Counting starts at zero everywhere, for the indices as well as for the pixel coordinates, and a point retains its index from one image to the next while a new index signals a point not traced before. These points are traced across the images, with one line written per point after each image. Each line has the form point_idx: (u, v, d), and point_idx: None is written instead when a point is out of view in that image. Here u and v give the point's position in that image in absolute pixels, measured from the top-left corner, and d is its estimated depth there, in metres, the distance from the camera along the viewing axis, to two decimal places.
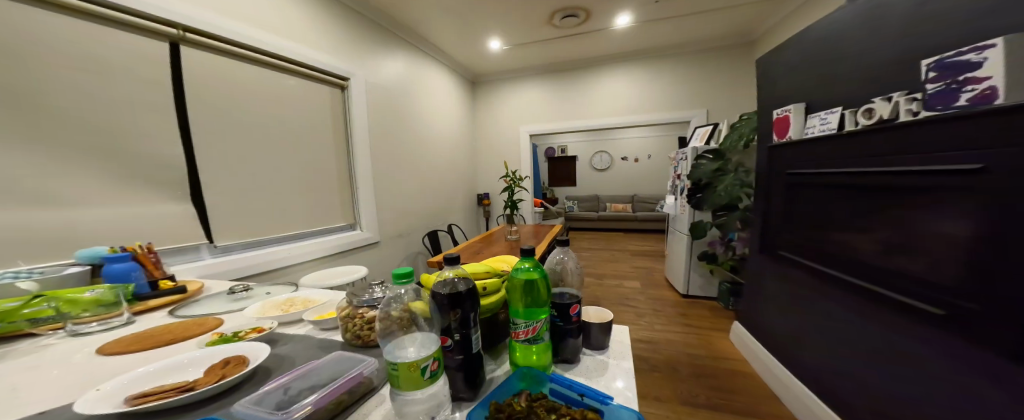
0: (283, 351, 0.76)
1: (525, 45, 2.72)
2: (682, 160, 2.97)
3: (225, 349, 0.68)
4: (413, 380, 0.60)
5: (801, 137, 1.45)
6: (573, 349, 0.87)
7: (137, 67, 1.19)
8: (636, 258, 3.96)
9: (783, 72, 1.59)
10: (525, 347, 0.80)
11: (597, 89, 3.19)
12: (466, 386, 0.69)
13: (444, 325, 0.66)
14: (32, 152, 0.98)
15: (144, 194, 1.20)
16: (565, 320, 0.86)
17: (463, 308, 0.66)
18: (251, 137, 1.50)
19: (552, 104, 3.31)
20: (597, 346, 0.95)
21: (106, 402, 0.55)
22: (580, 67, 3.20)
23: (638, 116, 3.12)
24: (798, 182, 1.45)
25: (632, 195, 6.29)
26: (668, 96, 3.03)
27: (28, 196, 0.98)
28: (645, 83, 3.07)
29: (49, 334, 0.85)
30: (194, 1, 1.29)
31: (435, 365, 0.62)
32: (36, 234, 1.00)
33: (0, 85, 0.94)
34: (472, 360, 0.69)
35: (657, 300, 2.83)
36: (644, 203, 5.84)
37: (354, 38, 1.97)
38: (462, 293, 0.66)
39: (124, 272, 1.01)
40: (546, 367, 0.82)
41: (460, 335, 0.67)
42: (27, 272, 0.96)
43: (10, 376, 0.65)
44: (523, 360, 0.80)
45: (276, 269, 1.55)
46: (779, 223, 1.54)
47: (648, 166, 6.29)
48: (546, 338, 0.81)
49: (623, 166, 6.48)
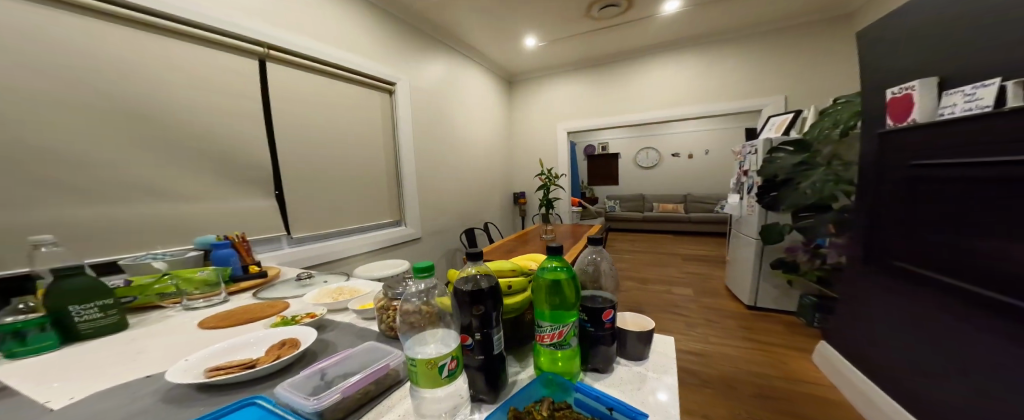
0: (329, 337, 0.90)
1: (560, 41, 2.75)
2: (750, 154, 2.75)
3: (281, 332, 0.84)
4: (431, 377, 0.64)
5: (931, 120, 1.19)
6: (604, 357, 0.84)
7: (233, 83, 1.46)
8: (687, 263, 3.75)
9: (903, 38, 1.33)
10: (551, 352, 0.79)
11: (644, 81, 3.10)
12: (487, 387, 0.71)
13: (466, 323, 0.69)
14: (163, 155, 1.27)
15: (238, 191, 1.47)
16: (596, 326, 0.83)
17: (485, 305, 0.69)
18: (319, 141, 1.76)
19: (591, 99, 3.31)
20: (633, 356, 0.91)
21: (188, 373, 0.69)
22: (624, 59, 3.14)
23: (690, 108, 2.98)
24: (921, 176, 1.23)
25: (685, 194, 6.05)
26: (726, 88, 2.85)
27: (160, 192, 1.26)
28: (700, 72, 2.92)
29: (171, 307, 1.09)
30: (277, 24, 1.56)
31: (453, 364, 0.66)
32: (170, 222, 1.29)
33: (143, 102, 1.23)
34: (493, 361, 0.71)
35: (715, 312, 2.65)
36: (699, 203, 5.58)
37: (402, 46, 2.19)
38: (484, 292, 0.69)
39: (225, 257, 1.25)
40: (572, 375, 0.81)
41: (481, 335, 0.69)
42: (162, 253, 1.25)
43: (142, 340, 0.87)
44: (548, 366, 0.80)
45: (335, 260, 1.79)
46: (893, 226, 1.33)
47: (705, 162, 6.08)
48: (573, 344, 0.80)
49: (673, 163, 6.29)
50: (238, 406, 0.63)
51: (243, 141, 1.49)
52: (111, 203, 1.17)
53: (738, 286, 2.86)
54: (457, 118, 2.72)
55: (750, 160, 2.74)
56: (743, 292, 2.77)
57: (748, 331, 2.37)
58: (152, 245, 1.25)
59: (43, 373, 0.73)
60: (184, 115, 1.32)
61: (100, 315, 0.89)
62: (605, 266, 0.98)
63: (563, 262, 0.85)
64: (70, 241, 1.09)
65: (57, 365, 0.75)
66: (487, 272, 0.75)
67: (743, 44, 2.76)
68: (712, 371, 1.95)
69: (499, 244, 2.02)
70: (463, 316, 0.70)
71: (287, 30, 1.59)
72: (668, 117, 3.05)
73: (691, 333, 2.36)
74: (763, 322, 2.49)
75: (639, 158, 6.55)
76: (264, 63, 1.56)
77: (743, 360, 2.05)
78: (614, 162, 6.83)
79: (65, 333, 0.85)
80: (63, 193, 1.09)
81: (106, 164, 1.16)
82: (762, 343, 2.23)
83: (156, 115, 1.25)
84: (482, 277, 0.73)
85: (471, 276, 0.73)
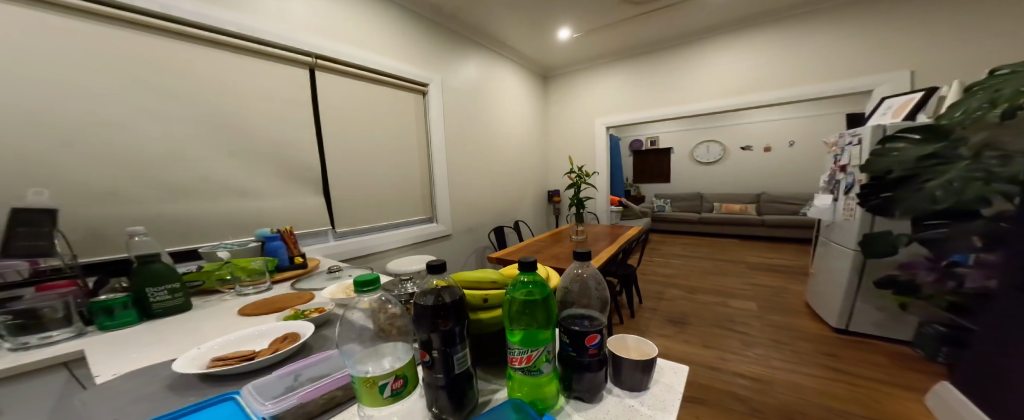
0: (327, 333, 0.97)
1: (596, 30, 2.80)
2: (852, 145, 2.25)
3: (283, 327, 0.93)
4: (372, 395, 0.65)
5: None
6: (588, 386, 0.75)
7: (289, 91, 1.67)
8: (752, 273, 3.37)
9: None
10: (521, 377, 0.72)
11: (700, 68, 3.00)
12: (450, 407, 0.68)
13: (426, 338, 0.67)
14: (235, 155, 1.49)
15: (292, 188, 1.69)
16: (579, 351, 0.74)
17: (449, 320, 0.66)
18: (362, 143, 1.98)
19: (635, 90, 3.29)
20: (628, 386, 0.79)
21: (194, 363, 0.79)
22: (673, 46, 3.08)
23: (750, 97, 2.84)
24: None
25: (758, 194, 5.57)
26: (790, 75, 2.69)
27: (232, 189, 1.49)
28: (764, 56, 2.76)
29: (228, 292, 1.27)
30: (327, 37, 1.78)
31: (396, 384, 0.66)
32: (238, 216, 1.51)
33: (219, 110, 1.44)
34: (457, 380, 0.68)
35: (786, 333, 2.28)
36: (774, 203, 5.12)
37: (436, 50, 2.39)
38: (446, 305, 0.67)
39: (276, 249, 1.44)
40: (549, 403, 0.74)
41: (441, 353, 0.66)
42: (230, 243, 1.45)
43: (196, 321, 1.04)
44: (518, 392, 0.73)
45: (371, 253, 1.99)
46: None
47: (783, 155, 5.59)
48: (546, 370, 0.72)
49: (742, 157, 5.91)
50: (217, 400, 0.67)
51: (296, 143, 1.70)
52: (192, 201, 1.39)
53: (825, 305, 2.40)
54: (491, 114, 2.91)
55: (847, 154, 2.28)
56: (831, 312, 2.34)
57: (836, 360, 1.98)
58: (223, 235, 1.47)
59: (116, 346, 0.89)
60: (248, 120, 1.53)
61: (169, 297, 1.07)
62: (592, 283, 0.86)
63: (536, 277, 0.76)
64: (160, 234, 1.32)
65: (127, 342, 0.91)
66: (450, 285, 0.71)
67: (806, 26, 2.59)
68: (771, 401, 1.68)
69: (528, 244, 2.06)
70: (423, 332, 0.67)
71: (334, 42, 1.80)
72: (724, 106, 2.93)
73: (749, 353, 2.07)
74: (854, 350, 2.07)
75: (697, 153, 6.25)
76: (313, 72, 1.76)
77: (821, 393, 1.73)
78: (666, 158, 6.58)
79: (143, 311, 1.04)
80: (159, 190, 1.31)
81: (190, 164, 1.38)
82: (846, 373, 1.87)
83: (229, 121, 1.47)
84: (445, 290, 0.69)
85: (432, 288, 0.70)
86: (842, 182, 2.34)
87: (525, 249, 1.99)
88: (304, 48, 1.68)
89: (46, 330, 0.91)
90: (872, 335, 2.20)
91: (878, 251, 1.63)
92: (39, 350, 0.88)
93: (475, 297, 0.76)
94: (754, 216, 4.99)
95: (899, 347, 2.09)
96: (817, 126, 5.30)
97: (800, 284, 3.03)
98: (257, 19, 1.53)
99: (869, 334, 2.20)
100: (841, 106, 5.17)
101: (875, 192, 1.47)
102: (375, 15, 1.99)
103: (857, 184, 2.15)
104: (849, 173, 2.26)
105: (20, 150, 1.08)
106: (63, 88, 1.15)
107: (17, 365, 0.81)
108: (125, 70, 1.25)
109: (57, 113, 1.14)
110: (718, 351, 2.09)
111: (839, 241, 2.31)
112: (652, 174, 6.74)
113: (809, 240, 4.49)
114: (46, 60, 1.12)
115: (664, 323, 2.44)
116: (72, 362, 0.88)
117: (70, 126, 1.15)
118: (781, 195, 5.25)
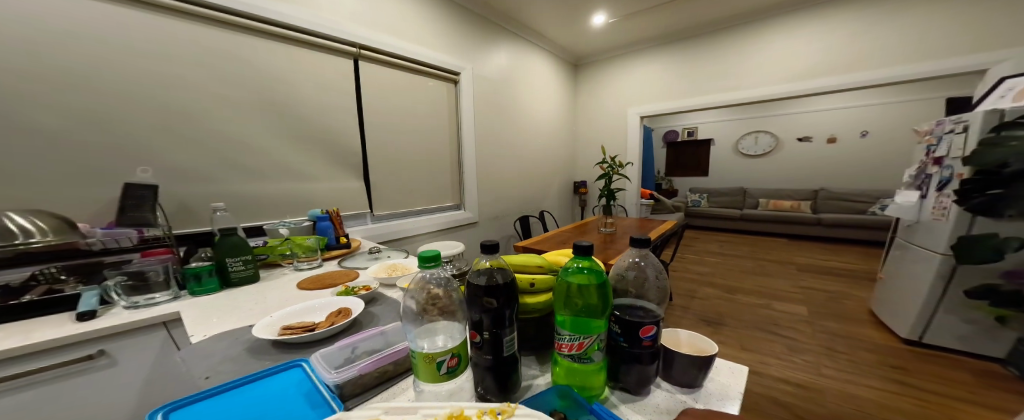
0: (376, 309, 1.04)
1: (634, 14, 2.67)
2: (950, 134, 1.90)
3: (337, 302, 1.02)
4: (429, 372, 0.59)
5: None
6: (639, 378, 0.64)
7: (338, 81, 1.82)
8: (800, 275, 3.09)
9: None
10: (570, 364, 0.63)
11: (752, 50, 2.78)
12: (496, 389, 0.63)
13: (476, 319, 0.61)
14: (292, 140, 1.68)
15: (339, 172, 1.87)
16: (632, 342, 0.63)
17: (500, 302, 0.60)
18: (399, 131, 2.11)
19: (676, 76, 3.12)
20: (680, 382, 0.68)
21: (267, 331, 0.88)
22: (724, 27, 2.86)
23: (795, 86, 2.65)
24: None
25: (818, 190, 4.97)
26: (868, 58, 2.40)
27: (288, 171, 1.68)
28: (815, 40, 2.55)
29: (287, 266, 1.47)
30: (370, 30, 1.88)
31: (452, 362, 0.60)
32: (294, 196, 1.72)
33: (281, 98, 1.63)
34: (504, 363, 0.62)
35: (844, 342, 2.08)
36: (836, 201, 4.57)
37: (468, 41, 2.42)
38: (499, 287, 0.61)
39: (325, 229, 1.64)
40: (596, 393, 0.64)
41: (491, 334, 0.60)
42: (287, 222, 1.65)
43: (266, 290, 1.23)
44: (564, 380, 0.64)
45: (405, 236, 2.17)
46: None
47: (851, 147, 4.91)
48: (598, 359, 0.63)
49: (801, 149, 5.23)
50: (285, 367, 0.71)
51: (343, 131, 1.86)
52: (258, 182, 1.59)
53: (893, 313, 2.13)
54: (520, 104, 2.91)
55: (945, 144, 1.91)
56: (900, 321, 2.07)
57: (902, 373, 1.78)
58: (283, 214, 1.69)
59: (203, 311, 1.07)
60: (305, 106, 1.71)
61: (243, 268, 1.27)
62: (652, 272, 0.74)
63: (592, 263, 0.67)
64: (235, 212, 1.54)
65: (212, 305, 1.12)
66: (503, 266, 0.66)
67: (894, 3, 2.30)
68: (815, 409, 1.57)
69: (555, 234, 2.10)
70: (473, 312, 0.62)
71: (376, 32, 1.91)
72: (779, 93, 2.71)
73: (794, 359, 1.93)
74: (928, 364, 1.84)
75: (743, 144, 5.64)
76: (358, 62, 1.88)
77: (872, 405, 1.58)
78: (706, 149, 6.01)
79: (224, 279, 1.25)
80: (234, 171, 1.52)
81: (259, 148, 1.58)
82: (913, 387, 1.68)
83: (289, 108, 1.66)
84: (498, 270, 0.64)
85: (485, 269, 0.64)
86: (933, 177, 1.97)
87: (551, 239, 2.03)
88: (348, 38, 1.79)
89: (151, 292, 1.14)
90: (949, 349, 1.94)
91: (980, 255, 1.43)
92: (147, 307, 1.09)
93: (521, 281, 0.69)
94: (810, 215, 4.49)
95: (985, 364, 1.83)
96: (898, 113, 4.60)
97: (864, 291, 2.71)
98: (306, 12, 1.65)
99: (945, 347, 1.94)
100: (939, 90, 4.36)
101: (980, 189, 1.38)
102: (411, 6, 2.06)
103: (955, 179, 1.80)
104: (944, 167, 1.89)
105: (139, 134, 1.31)
106: (163, 79, 1.35)
107: (130, 321, 1.01)
108: (206, 61, 1.43)
109: (161, 100, 1.35)
110: (755, 354, 1.98)
111: (922, 244, 1.99)
112: (689, 167, 6.21)
113: (875, 243, 3.98)
114: (150, 53, 1.32)
115: (697, 322, 2.34)
116: (170, 322, 1.09)
117: (170, 113, 1.37)
118: (845, 191, 4.66)
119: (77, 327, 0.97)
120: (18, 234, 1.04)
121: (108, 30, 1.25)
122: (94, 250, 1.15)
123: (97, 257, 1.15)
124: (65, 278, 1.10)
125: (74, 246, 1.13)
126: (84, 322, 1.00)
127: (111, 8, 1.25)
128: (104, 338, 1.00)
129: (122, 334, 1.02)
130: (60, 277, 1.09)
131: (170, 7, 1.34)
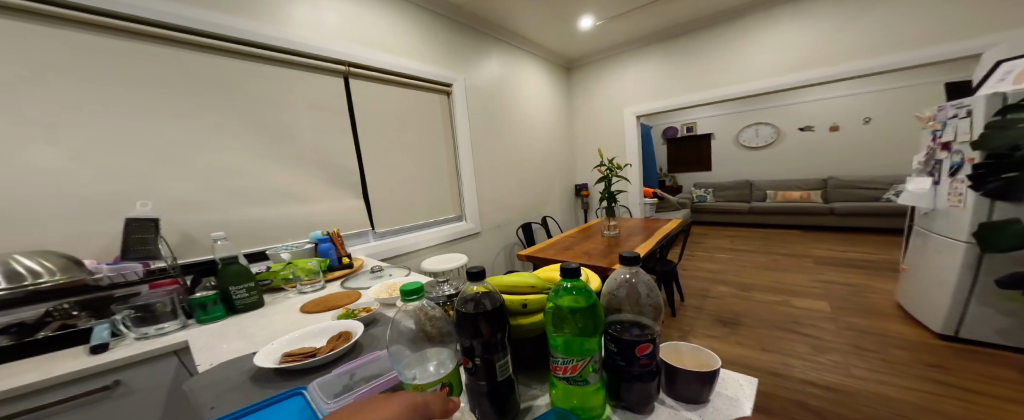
0: (376, 331, 1.03)
1: (623, 15, 2.65)
2: (953, 117, 1.85)
3: (337, 326, 1.01)
4: None
5: None
6: (640, 396, 0.63)
7: (331, 101, 1.84)
8: (812, 268, 3.03)
9: None
10: (567, 386, 0.61)
11: (746, 43, 2.74)
12: (494, 414, 0.61)
13: (467, 345, 0.60)
14: (292, 165, 1.70)
15: (340, 191, 1.88)
16: (628, 360, 0.62)
17: (490, 329, 0.59)
18: (395, 146, 2.11)
19: (671, 73, 3.09)
20: (684, 397, 0.66)
21: (268, 359, 0.88)
22: (714, 23, 2.84)
23: (792, 77, 2.62)
24: None
25: (826, 179, 4.89)
26: (869, 43, 2.34)
27: (289, 194, 1.70)
28: (809, 28, 2.51)
29: (290, 290, 1.47)
30: (358, 47, 1.90)
31: (442, 392, 0.61)
32: (297, 218, 1.73)
33: (278, 123, 1.66)
34: (499, 387, 0.61)
35: (872, 339, 2.01)
36: (845, 189, 4.49)
37: (457, 53, 2.43)
38: (488, 312, 0.59)
39: (326, 250, 1.64)
40: (596, 413, 0.62)
41: (483, 360, 0.59)
42: (289, 244, 1.66)
43: (271, 315, 1.23)
44: (562, 402, 0.63)
45: (409, 252, 2.17)
46: None
47: (856, 133, 4.83)
48: (595, 380, 0.61)
49: (805, 137, 5.14)
50: (286, 395, 0.69)
51: (338, 150, 1.87)
52: (260, 207, 1.61)
53: (921, 306, 2.06)
54: (515, 113, 2.92)
55: (950, 129, 1.86)
56: (929, 313, 2.00)
57: (940, 372, 1.71)
58: (285, 238, 1.70)
59: (209, 340, 1.07)
60: (299, 129, 1.72)
61: (248, 295, 1.27)
62: (643, 290, 0.71)
63: (581, 284, 0.65)
64: (237, 238, 1.55)
65: (217, 333, 1.12)
66: (490, 290, 0.65)
67: None
68: (849, 414, 1.52)
69: (559, 241, 2.09)
70: (463, 338, 0.60)
71: (364, 50, 1.92)
72: (773, 87, 2.68)
73: (819, 360, 1.88)
74: (965, 361, 1.77)
75: (744, 136, 5.56)
76: (348, 79, 1.90)
77: (904, 406, 1.53)
78: (706, 144, 5.96)
79: (229, 306, 1.25)
80: (236, 198, 1.54)
81: (260, 174, 1.60)
82: (951, 387, 1.62)
83: (287, 132, 1.68)
84: (486, 296, 0.63)
85: (473, 295, 0.63)
86: (943, 162, 1.91)
87: (556, 246, 2.02)
88: (337, 57, 1.81)
89: (160, 322, 1.14)
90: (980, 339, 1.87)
91: (1002, 242, 1.39)
92: (157, 338, 1.11)
93: (512, 303, 0.67)
94: (821, 204, 4.41)
95: None
96: (903, 95, 4.49)
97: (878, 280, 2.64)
98: (294, 34, 1.67)
99: (978, 340, 1.86)
100: (941, 74, 4.27)
101: (995, 172, 1.44)
102: (396, 24, 2.07)
103: (966, 164, 1.74)
104: (953, 151, 1.84)
105: (142, 168, 1.34)
106: (164, 114, 1.38)
107: (142, 351, 1.02)
108: (204, 92, 1.46)
109: (164, 133, 1.38)
110: (776, 355, 1.94)
111: (940, 232, 1.93)
112: (690, 163, 6.16)
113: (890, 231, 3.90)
114: (151, 89, 1.35)
115: (712, 323, 2.31)
116: (180, 351, 1.08)
117: (170, 145, 1.39)
118: (855, 178, 4.57)
119: (93, 359, 0.98)
120: (27, 275, 1.05)
121: (112, 70, 1.29)
122: (103, 285, 1.16)
123: (105, 292, 1.16)
124: (78, 313, 1.10)
125: (82, 283, 1.12)
126: (97, 354, 1.01)
127: (111, 47, 1.28)
128: (115, 369, 1.00)
129: (131, 364, 1.02)
130: (72, 312, 1.09)
131: (167, 39, 1.38)
